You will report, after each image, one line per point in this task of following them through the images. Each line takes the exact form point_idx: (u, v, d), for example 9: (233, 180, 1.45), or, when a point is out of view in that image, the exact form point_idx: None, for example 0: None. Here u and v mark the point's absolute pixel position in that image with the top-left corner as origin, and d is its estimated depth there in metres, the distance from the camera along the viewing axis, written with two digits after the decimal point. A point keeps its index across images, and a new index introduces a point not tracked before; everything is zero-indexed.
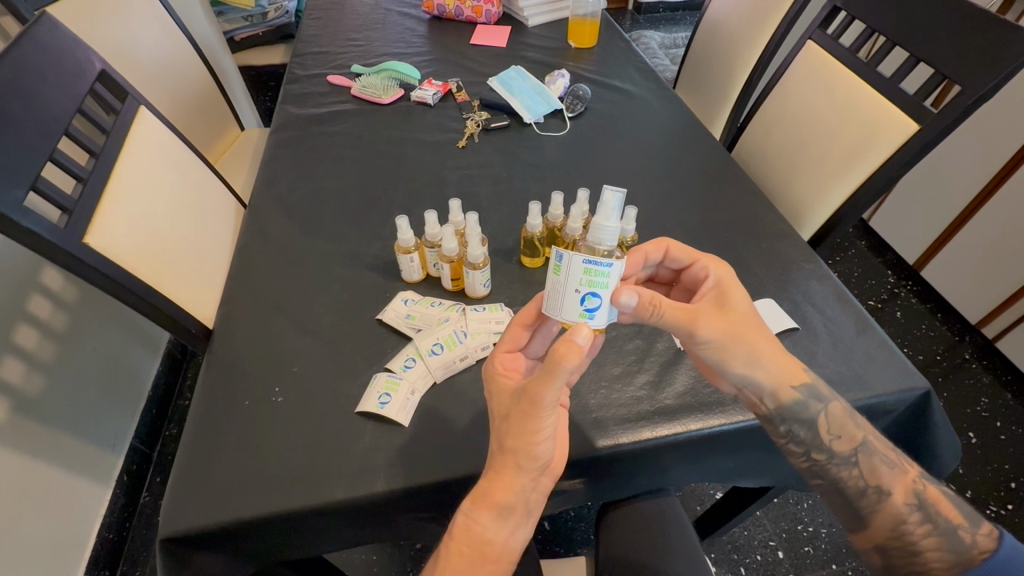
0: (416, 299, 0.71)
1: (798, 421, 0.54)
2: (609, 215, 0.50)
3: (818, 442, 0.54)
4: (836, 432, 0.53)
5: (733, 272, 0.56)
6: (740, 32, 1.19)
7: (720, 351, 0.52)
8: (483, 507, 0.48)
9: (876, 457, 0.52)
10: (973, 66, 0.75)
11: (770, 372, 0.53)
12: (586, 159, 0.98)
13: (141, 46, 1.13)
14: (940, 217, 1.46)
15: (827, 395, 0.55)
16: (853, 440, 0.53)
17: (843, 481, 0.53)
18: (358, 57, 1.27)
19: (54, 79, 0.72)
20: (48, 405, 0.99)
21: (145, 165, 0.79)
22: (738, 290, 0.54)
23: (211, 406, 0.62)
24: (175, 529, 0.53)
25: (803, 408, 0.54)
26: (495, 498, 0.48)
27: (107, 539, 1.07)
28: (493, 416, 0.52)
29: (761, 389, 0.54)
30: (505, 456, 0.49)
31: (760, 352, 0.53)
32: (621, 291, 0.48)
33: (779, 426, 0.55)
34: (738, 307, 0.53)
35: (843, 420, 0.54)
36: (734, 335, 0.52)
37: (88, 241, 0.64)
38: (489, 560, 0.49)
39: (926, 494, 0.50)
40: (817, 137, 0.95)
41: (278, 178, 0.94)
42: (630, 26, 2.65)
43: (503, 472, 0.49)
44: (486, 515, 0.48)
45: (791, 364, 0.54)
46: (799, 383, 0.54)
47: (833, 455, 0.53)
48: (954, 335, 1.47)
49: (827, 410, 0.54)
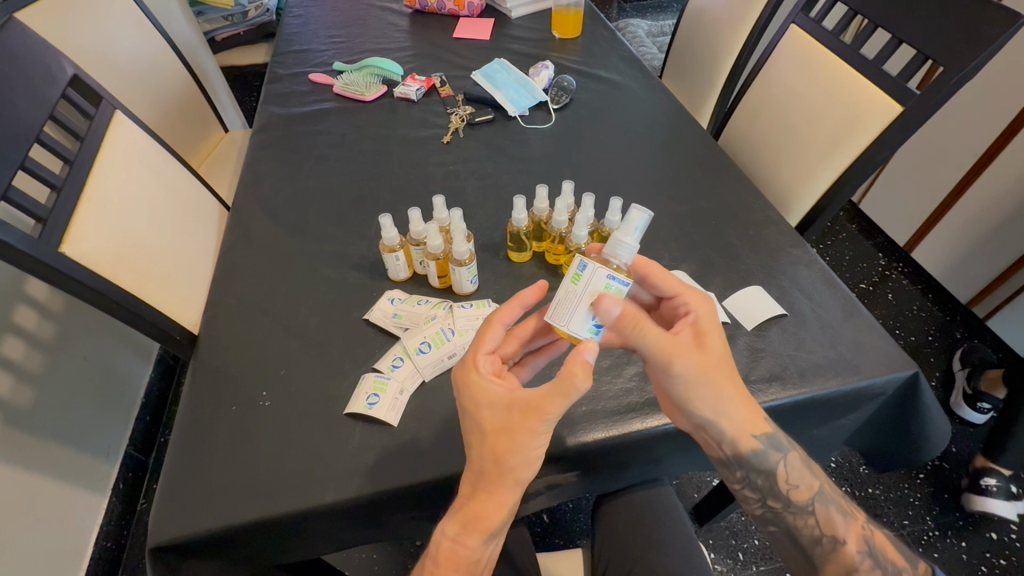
0: (403, 298, 0.70)
1: (756, 470, 0.55)
2: (631, 232, 0.51)
3: (775, 490, 0.56)
4: (795, 482, 0.55)
5: (715, 311, 0.53)
6: (725, 18, 1.18)
7: (691, 391, 0.51)
8: (472, 532, 0.47)
9: (831, 505, 0.55)
10: (955, 46, 0.74)
11: (732, 419, 0.53)
12: (572, 151, 0.98)
13: (117, 49, 1.10)
14: (929, 198, 1.47)
15: (786, 446, 0.56)
16: (810, 489, 0.55)
17: (797, 529, 0.55)
18: (340, 54, 1.26)
19: (21, 87, 0.70)
20: (40, 415, 0.98)
21: (122, 171, 0.78)
22: (716, 330, 0.51)
23: (198, 413, 0.62)
24: (163, 538, 0.52)
25: (760, 458, 0.55)
26: (487, 523, 0.47)
27: (105, 547, 1.07)
28: (474, 429, 0.49)
29: (722, 435, 0.54)
30: (500, 475, 0.48)
31: (724, 394, 0.52)
32: (638, 281, 0.48)
33: (736, 472, 0.56)
34: (714, 347, 0.51)
35: (801, 471, 0.56)
36: (705, 376, 0.50)
37: (63, 251, 0.63)
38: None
39: (875, 540, 0.53)
40: (802, 122, 0.94)
41: (261, 180, 0.93)
42: (616, 15, 2.63)
43: (493, 491, 0.48)
44: (475, 538, 0.47)
45: (754, 413, 0.54)
46: (759, 432, 0.54)
47: (789, 504, 0.55)
48: (944, 314, 1.48)
49: (785, 459, 0.56)
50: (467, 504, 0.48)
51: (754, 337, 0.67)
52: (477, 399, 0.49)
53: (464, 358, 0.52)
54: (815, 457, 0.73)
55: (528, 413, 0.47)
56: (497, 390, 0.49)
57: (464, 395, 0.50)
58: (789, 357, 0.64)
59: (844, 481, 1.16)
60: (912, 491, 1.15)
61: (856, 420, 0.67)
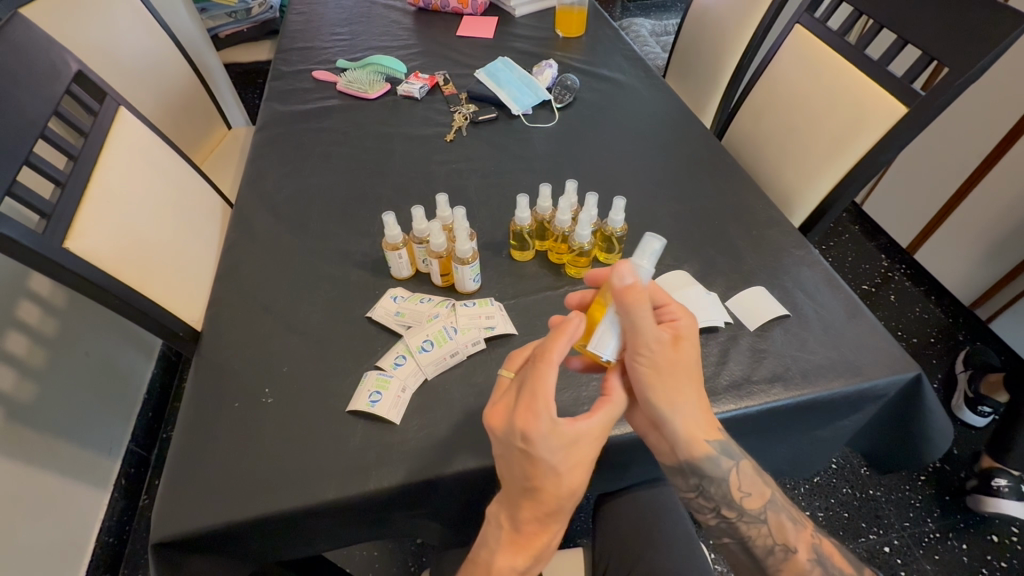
0: (406, 296, 0.71)
1: (709, 479, 0.54)
2: (646, 256, 0.52)
3: (728, 499, 0.55)
4: (747, 490, 0.55)
5: (697, 321, 0.54)
6: (729, 18, 1.18)
7: (652, 384, 0.51)
8: (543, 557, 0.52)
9: (783, 514, 0.55)
10: (961, 47, 0.74)
11: (692, 427, 0.52)
12: (575, 150, 0.98)
13: (121, 45, 1.11)
14: (932, 200, 1.46)
15: (739, 454, 0.55)
16: (762, 497, 0.55)
17: (751, 539, 0.55)
18: (344, 51, 1.26)
19: (26, 82, 0.70)
20: (42, 411, 0.98)
21: (126, 167, 0.78)
22: (692, 339, 0.52)
23: (200, 409, 0.62)
24: (166, 534, 0.53)
25: (713, 466, 0.54)
26: (552, 542, 0.53)
27: (108, 542, 1.08)
28: (542, 474, 0.48)
29: (676, 441, 0.53)
30: (566, 503, 0.51)
31: (683, 392, 0.51)
32: (623, 264, 0.50)
33: (691, 480, 0.55)
34: (688, 354, 0.51)
35: (753, 479, 0.55)
36: (667, 372, 0.51)
37: (68, 246, 0.63)
38: None
39: (823, 548, 0.54)
40: (806, 122, 0.94)
41: (265, 177, 0.93)
42: (619, 14, 2.63)
43: (556, 517, 0.51)
44: (543, 556, 0.53)
45: (708, 421, 0.54)
46: (713, 438, 0.53)
47: (743, 513, 0.55)
48: (947, 316, 1.48)
49: (738, 468, 0.55)
50: (533, 536, 0.51)
51: (757, 338, 0.66)
52: (552, 446, 0.46)
53: (527, 403, 0.46)
54: (816, 457, 0.73)
55: (593, 441, 0.49)
56: (564, 430, 0.47)
57: (540, 447, 0.46)
58: (792, 358, 0.64)
59: (844, 483, 1.16)
60: (913, 493, 1.15)
61: (858, 420, 0.67)
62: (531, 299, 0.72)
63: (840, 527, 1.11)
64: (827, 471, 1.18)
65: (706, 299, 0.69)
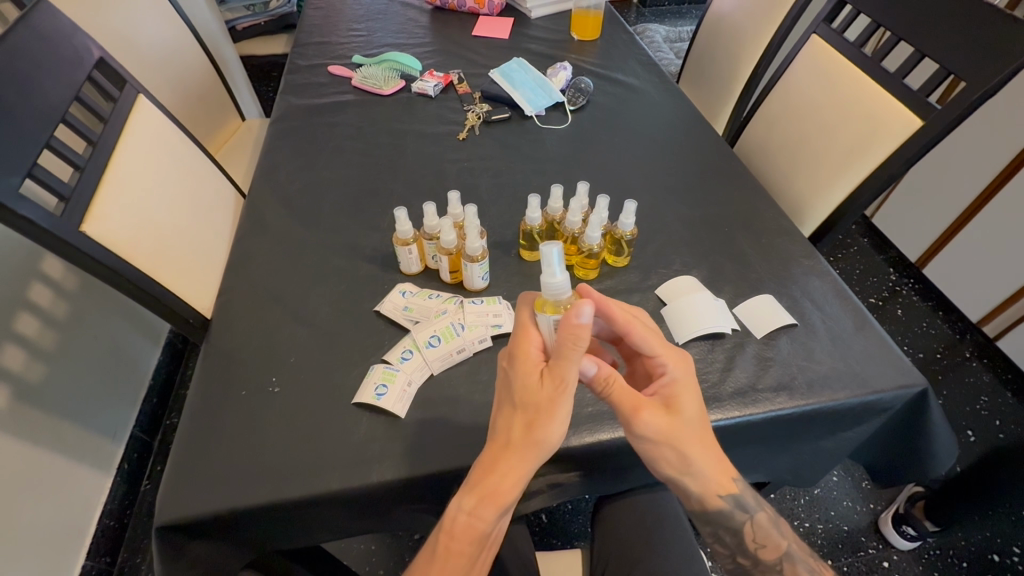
0: (414, 292, 0.71)
1: (724, 529, 0.55)
2: (552, 268, 0.49)
3: (744, 548, 0.55)
4: (761, 541, 0.55)
5: (692, 372, 0.52)
6: (745, 26, 1.18)
7: (655, 450, 0.51)
8: (490, 505, 0.48)
9: (799, 564, 0.54)
10: (980, 62, 0.73)
11: (703, 483, 0.52)
12: (586, 153, 0.98)
13: (140, 33, 1.11)
14: (943, 215, 1.45)
15: (754, 506, 0.55)
16: (778, 548, 0.55)
17: None
18: (359, 47, 1.27)
19: (49, 67, 0.71)
20: (50, 392, 0.99)
21: (143, 154, 0.79)
22: (690, 396, 0.51)
23: (208, 395, 0.63)
24: (169, 518, 0.53)
25: (727, 518, 0.54)
26: (504, 497, 0.48)
27: (108, 525, 1.09)
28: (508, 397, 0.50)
29: (689, 493, 0.54)
30: (523, 449, 0.48)
31: (690, 455, 0.51)
32: (583, 357, 0.50)
33: (706, 528, 0.56)
34: (686, 413, 0.51)
35: (768, 530, 0.55)
36: (665, 439, 0.50)
37: (85, 230, 0.64)
38: (468, 547, 0.48)
39: None
40: (820, 133, 0.94)
41: (278, 168, 0.94)
42: (634, 19, 2.63)
43: (511, 467, 0.48)
44: (489, 511, 0.48)
45: (723, 475, 0.53)
46: (727, 493, 0.53)
47: (758, 562, 0.55)
48: (954, 333, 1.48)
49: (752, 520, 0.55)
50: (484, 478, 0.48)
51: (763, 346, 0.66)
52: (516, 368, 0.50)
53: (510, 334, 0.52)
54: (818, 468, 0.73)
55: (552, 383, 0.48)
56: (525, 361, 0.49)
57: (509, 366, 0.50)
58: (798, 367, 0.64)
59: (844, 496, 1.16)
60: None
61: (862, 433, 0.66)
62: None
63: (839, 540, 1.11)
64: (828, 483, 1.18)
65: (714, 305, 0.69)
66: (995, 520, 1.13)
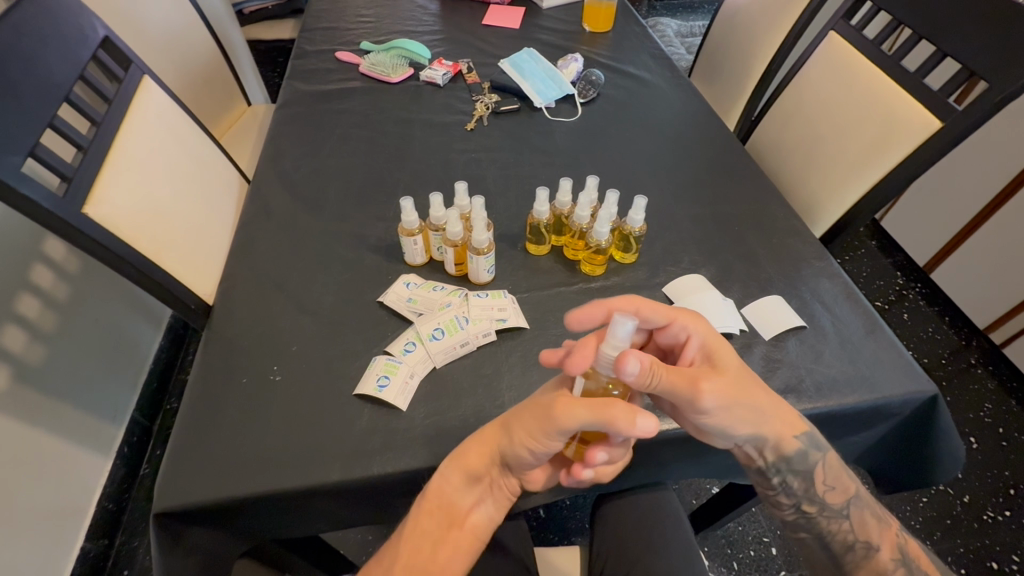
0: (418, 283, 0.70)
1: (793, 473, 0.54)
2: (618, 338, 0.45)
3: (811, 494, 0.54)
4: (831, 484, 0.54)
5: (711, 326, 0.53)
6: (760, 21, 1.16)
7: (728, 415, 0.49)
8: (451, 466, 0.52)
9: (866, 509, 0.54)
10: (1003, 63, 0.71)
11: (775, 426, 0.51)
12: (595, 147, 0.97)
13: (147, 14, 1.10)
14: (954, 219, 1.43)
15: (824, 445, 0.54)
16: (846, 492, 0.54)
17: (830, 535, 0.54)
18: (368, 33, 1.25)
19: (54, 44, 0.70)
20: (50, 374, 0.99)
21: (147, 137, 0.78)
22: (723, 345, 0.52)
23: (208, 383, 0.62)
24: (168, 505, 0.52)
25: (801, 459, 0.53)
26: (464, 463, 0.52)
27: (106, 507, 1.09)
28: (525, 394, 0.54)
29: (765, 441, 0.52)
30: (498, 431, 0.52)
31: (757, 407, 0.50)
32: (627, 356, 0.44)
33: (773, 478, 0.54)
34: (726, 363, 0.51)
35: (838, 473, 0.54)
36: (733, 401, 0.48)
37: (87, 212, 0.63)
38: (430, 509, 0.52)
39: (907, 548, 0.53)
40: (834, 132, 0.93)
41: (283, 154, 0.93)
42: (646, 12, 2.59)
43: (482, 440, 0.52)
44: (450, 473, 0.52)
45: (790, 414, 0.53)
46: (800, 432, 0.53)
47: (824, 507, 0.54)
48: (960, 339, 1.46)
49: (824, 460, 0.54)
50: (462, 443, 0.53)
51: (771, 347, 0.65)
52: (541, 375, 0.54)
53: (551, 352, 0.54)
54: None
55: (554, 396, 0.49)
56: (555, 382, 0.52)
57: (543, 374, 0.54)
58: (806, 370, 0.63)
59: None
60: (913, 514, 1.14)
61: (869, 437, 0.66)
62: (543, 295, 0.72)
63: None
64: None
65: (722, 305, 0.68)
66: (995, 526, 1.13)
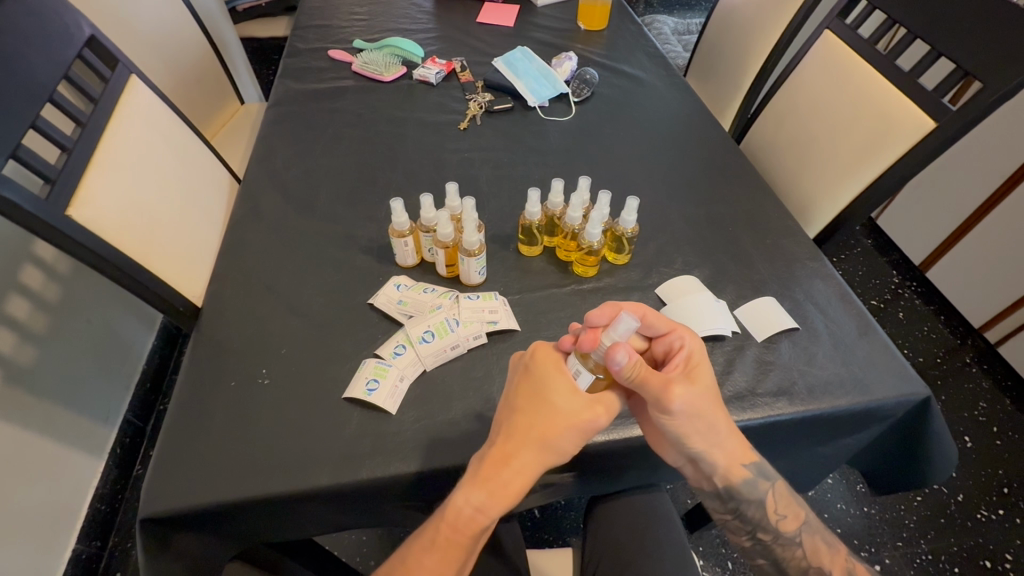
0: (409, 285, 0.69)
1: (746, 502, 0.53)
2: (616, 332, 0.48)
3: (764, 522, 0.54)
4: (783, 512, 0.54)
5: (705, 345, 0.53)
6: (756, 19, 1.15)
7: (686, 426, 0.49)
8: (499, 502, 0.47)
9: (817, 536, 0.54)
10: (997, 64, 0.71)
11: (727, 452, 0.52)
12: (589, 146, 0.96)
13: (137, 12, 1.09)
14: (949, 218, 1.43)
15: (774, 475, 0.54)
16: (798, 519, 0.54)
17: (785, 562, 0.53)
18: (361, 31, 1.24)
19: (37, 44, 0.69)
20: (40, 376, 0.98)
21: (134, 137, 0.77)
22: (707, 364, 0.51)
23: (196, 387, 0.61)
24: (154, 511, 0.52)
25: (749, 489, 0.53)
26: (512, 496, 0.47)
27: (99, 509, 1.08)
28: (540, 402, 0.48)
29: (714, 467, 0.52)
30: (542, 455, 0.47)
31: (717, 428, 0.51)
32: (619, 347, 0.47)
33: (726, 505, 0.54)
34: (706, 381, 0.50)
35: (789, 501, 0.54)
36: (696, 415, 0.49)
37: (71, 215, 0.62)
38: (467, 544, 0.47)
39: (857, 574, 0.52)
40: (829, 132, 0.92)
41: (275, 154, 0.92)
42: (643, 9, 2.58)
43: (524, 466, 0.47)
44: (495, 509, 0.47)
45: (744, 442, 0.53)
46: (749, 461, 0.53)
47: (778, 536, 0.54)
48: (955, 338, 1.46)
49: (774, 489, 0.54)
50: (492, 472, 0.47)
51: (764, 349, 0.65)
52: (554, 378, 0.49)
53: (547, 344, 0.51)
54: (814, 474, 0.72)
55: (592, 404, 0.48)
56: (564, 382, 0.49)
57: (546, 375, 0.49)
58: (799, 372, 0.63)
59: (838, 500, 1.15)
60: (907, 514, 1.14)
61: (862, 439, 0.66)
62: (535, 296, 0.71)
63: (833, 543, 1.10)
64: (822, 486, 1.17)
65: (715, 306, 0.68)
66: (989, 526, 1.13)
